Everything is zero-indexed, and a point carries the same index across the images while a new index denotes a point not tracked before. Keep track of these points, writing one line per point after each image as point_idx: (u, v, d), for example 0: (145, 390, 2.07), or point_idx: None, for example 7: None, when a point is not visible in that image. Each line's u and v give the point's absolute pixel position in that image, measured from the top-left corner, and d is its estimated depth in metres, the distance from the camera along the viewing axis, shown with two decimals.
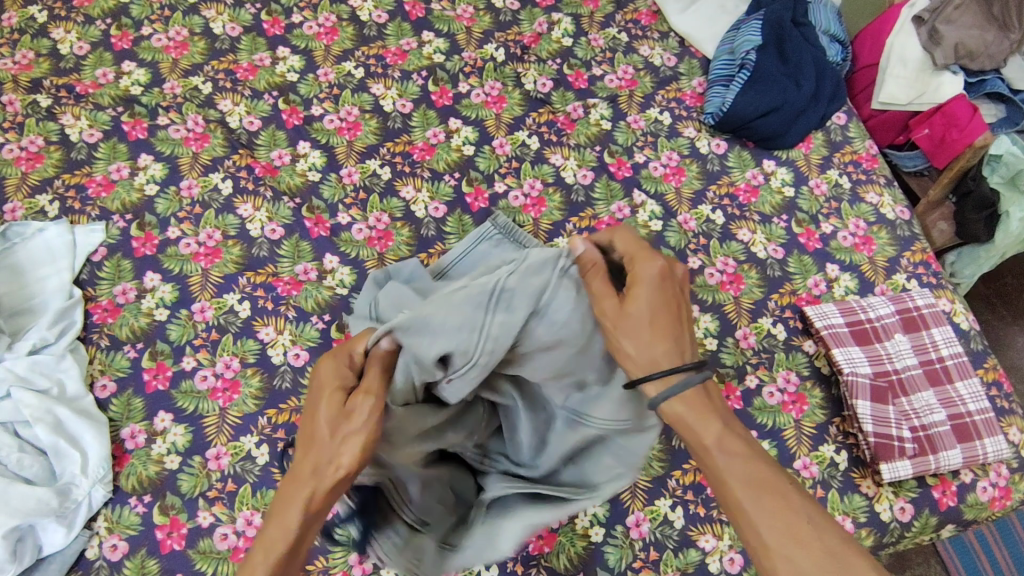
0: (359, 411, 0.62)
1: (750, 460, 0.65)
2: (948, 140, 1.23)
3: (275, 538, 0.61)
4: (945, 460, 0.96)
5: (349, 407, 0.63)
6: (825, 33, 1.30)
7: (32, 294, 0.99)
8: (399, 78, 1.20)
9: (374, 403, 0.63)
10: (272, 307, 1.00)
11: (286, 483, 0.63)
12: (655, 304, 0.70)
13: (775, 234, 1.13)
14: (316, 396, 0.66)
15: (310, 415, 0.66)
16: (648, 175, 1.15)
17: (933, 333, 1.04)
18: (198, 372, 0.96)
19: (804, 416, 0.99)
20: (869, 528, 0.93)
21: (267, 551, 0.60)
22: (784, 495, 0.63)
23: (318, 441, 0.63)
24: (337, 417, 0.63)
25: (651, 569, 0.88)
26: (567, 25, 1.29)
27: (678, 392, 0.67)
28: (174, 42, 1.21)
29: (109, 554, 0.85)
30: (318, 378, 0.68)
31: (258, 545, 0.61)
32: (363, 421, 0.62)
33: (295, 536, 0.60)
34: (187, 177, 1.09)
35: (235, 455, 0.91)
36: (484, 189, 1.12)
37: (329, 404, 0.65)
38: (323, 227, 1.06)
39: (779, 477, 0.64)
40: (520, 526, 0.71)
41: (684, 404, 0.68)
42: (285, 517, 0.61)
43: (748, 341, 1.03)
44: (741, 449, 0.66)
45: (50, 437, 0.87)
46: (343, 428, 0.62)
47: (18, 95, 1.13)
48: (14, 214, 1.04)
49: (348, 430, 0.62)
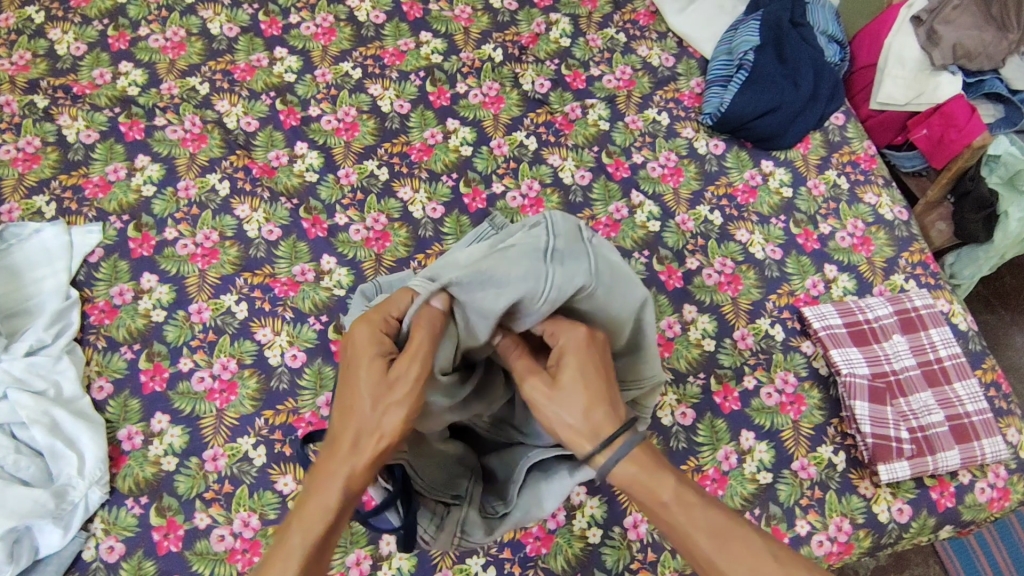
0: (406, 378, 0.58)
1: (709, 506, 0.55)
2: (946, 140, 1.23)
3: (313, 517, 0.54)
4: (943, 461, 0.96)
5: (393, 374, 0.58)
6: (823, 33, 1.30)
7: (29, 295, 0.99)
8: (397, 79, 1.20)
9: (421, 371, 0.59)
10: (270, 309, 1.00)
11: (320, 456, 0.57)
12: (579, 381, 0.58)
13: (773, 235, 1.12)
14: (350, 362, 0.61)
15: (343, 385, 0.60)
16: (646, 176, 1.15)
17: (931, 334, 1.04)
18: (195, 374, 0.95)
19: (802, 417, 0.99)
20: (867, 529, 0.93)
21: (306, 527, 0.53)
22: (751, 548, 0.53)
23: (360, 411, 0.57)
24: (378, 385, 0.58)
25: (649, 570, 0.88)
26: (565, 25, 1.29)
27: (616, 460, 0.56)
28: (171, 42, 1.20)
29: (106, 556, 0.85)
30: (353, 343, 0.62)
31: (293, 519, 0.54)
32: (407, 390, 0.58)
33: (335, 511, 0.54)
34: (184, 177, 1.09)
35: (232, 456, 0.91)
36: (482, 189, 1.12)
37: (368, 369, 0.59)
38: (321, 227, 1.06)
39: (738, 526, 0.54)
40: (561, 489, 0.70)
41: (628, 468, 0.56)
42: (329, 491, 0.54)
43: (746, 342, 1.03)
44: (699, 503, 0.55)
45: (47, 439, 0.87)
46: (388, 395, 0.57)
47: (15, 96, 1.13)
48: (11, 215, 1.04)
49: (390, 398, 0.57)
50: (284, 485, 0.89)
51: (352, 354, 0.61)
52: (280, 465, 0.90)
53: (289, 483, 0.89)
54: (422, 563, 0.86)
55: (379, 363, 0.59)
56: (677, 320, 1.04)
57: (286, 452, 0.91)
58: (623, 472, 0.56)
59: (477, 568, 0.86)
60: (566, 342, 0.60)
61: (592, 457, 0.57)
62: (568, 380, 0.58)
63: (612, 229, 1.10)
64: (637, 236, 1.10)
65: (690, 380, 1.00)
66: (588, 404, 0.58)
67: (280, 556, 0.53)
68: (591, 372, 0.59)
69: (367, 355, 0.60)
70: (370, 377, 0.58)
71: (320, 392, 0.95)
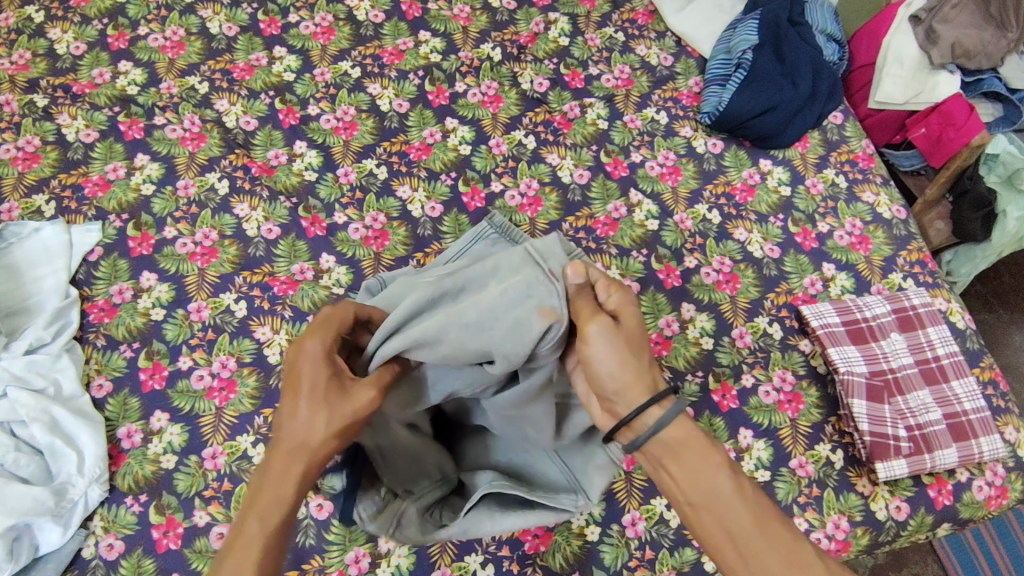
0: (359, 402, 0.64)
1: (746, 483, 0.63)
2: (945, 139, 1.24)
3: (272, 508, 0.61)
4: (940, 460, 0.96)
5: (334, 394, 0.64)
6: (822, 32, 1.30)
7: (29, 294, 0.99)
8: (396, 78, 1.20)
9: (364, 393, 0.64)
10: (269, 307, 1.00)
11: (275, 457, 0.62)
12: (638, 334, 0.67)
13: (771, 233, 1.13)
14: (303, 374, 0.65)
15: (285, 397, 0.65)
16: (644, 174, 1.16)
17: (929, 333, 1.04)
18: (195, 372, 0.96)
19: (800, 415, 0.99)
20: (865, 527, 0.93)
21: (263, 515, 0.60)
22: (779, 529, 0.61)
23: (312, 424, 0.62)
24: (319, 403, 0.63)
25: (646, 567, 0.88)
26: (564, 25, 1.29)
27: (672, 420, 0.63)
28: (170, 42, 1.21)
29: (106, 553, 0.85)
30: (306, 355, 0.65)
31: (252, 509, 0.61)
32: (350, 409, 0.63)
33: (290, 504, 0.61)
34: (183, 176, 1.09)
35: (231, 454, 0.91)
36: (481, 189, 1.12)
37: (317, 381, 0.64)
38: (320, 226, 1.06)
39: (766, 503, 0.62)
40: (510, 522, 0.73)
41: (682, 430, 0.63)
42: (284, 485, 0.61)
43: (744, 340, 1.03)
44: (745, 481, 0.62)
45: (46, 437, 0.88)
46: (335, 409, 0.63)
47: (14, 95, 1.13)
48: (10, 214, 1.04)
49: (332, 415, 0.63)
50: None
51: (296, 373, 0.65)
52: None
53: None
54: (420, 561, 0.86)
55: (325, 380, 0.64)
56: (676, 319, 1.04)
57: None
58: (678, 432, 0.63)
59: (475, 565, 0.86)
60: (622, 299, 0.69)
61: (648, 407, 0.63)
62: (625, 331, 0.66)
63: (611, 228, 1.10)
64: (636, 235, 1.10)
65: (689, 379, 1.00)
66: (645, 360, 0.66)
67: (240, 544, 0.59)
68: (640, 334, 0.67)
69: (311, 377, 0.64)
70: (318, 383, 0.64)
71: None
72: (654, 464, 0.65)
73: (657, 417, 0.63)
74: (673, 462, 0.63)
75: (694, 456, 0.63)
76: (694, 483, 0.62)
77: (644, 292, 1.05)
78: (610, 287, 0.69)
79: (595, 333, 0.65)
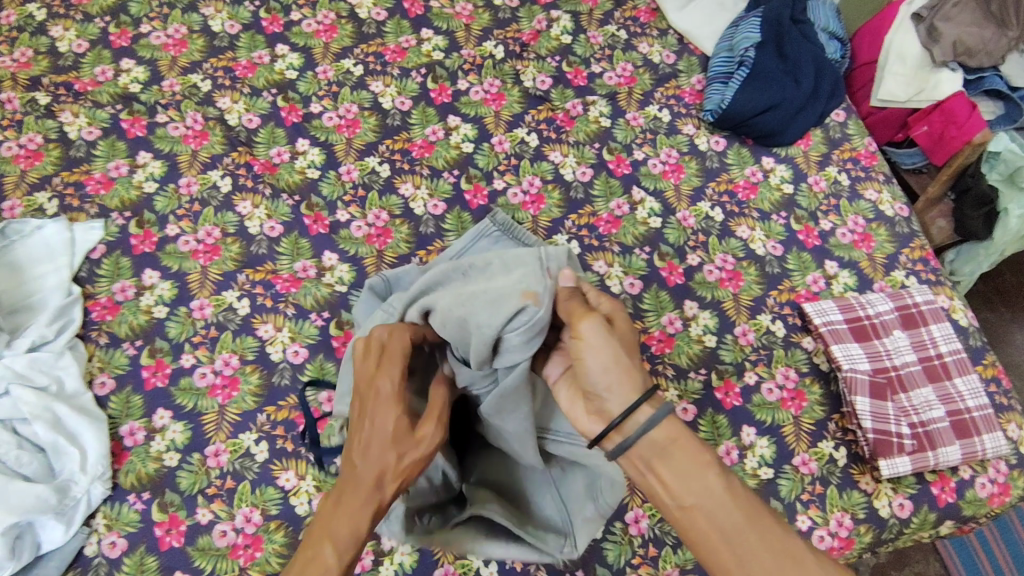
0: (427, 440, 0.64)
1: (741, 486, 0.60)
2: (947, 137, 1.24)
3: (346, 542, 0.60)
4: (943, 457, 0.96)
5: (409, 433, 0.64)
6: (824, 30, 1.30)
7: (31, 292, 0.99)
8: (398, 76, 1.20)
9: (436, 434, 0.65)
10: (271, 304, 1.00)
11: (348, 488, 0.61)
12: (630, 338, 0.68)
13: (774, 231, 1.13)
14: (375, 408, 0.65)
15: (360, 431, 0.64)
16: (647, 172, 1.15)
17: (932, 330, 1.05)
18: (197, 370, 0.96)
19: (803, 412, 0.99)
20: (868, 525, 0.93)
21: (339, 548, 0.59)
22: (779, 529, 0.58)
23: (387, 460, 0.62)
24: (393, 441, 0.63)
25: (649, 566, 0.88)
26: (566, 22, 1.29)
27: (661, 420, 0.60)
28: (172, 39, 1.21)
29: (109, 551, 0.85)
30: (379, 394, 0.65)
31: (325, 539, 0.60)
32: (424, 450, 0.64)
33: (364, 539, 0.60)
34: (185, 174, 1.09)
35: (234, 452, 0.91)
36: (484, 186, 1.12)
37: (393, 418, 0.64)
38: (322, 224, 1.06)
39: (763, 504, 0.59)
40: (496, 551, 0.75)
41: (671, 429, 0.60)
42: (356, 521, 0.60)
43: (747, 338, 1.03)
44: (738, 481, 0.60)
45: (49, 435, 0.87)
46: (410, 447, 0.63)
47: (17, 93, 1.13)
48: (12, 212, 1.04)
49: (407, 456, 0.63)
50: (286, 480, 0.89)
51: (371, 411, 0.65)
52: (282, 461, 0.91)
53: (291, 479, 0.90)
54: (423, 559, 0.86)
55: (402, 418, 0.64)
56: (679, 317, 1.04)
57: (288, 447, 0.91)
58: (666, 431, 0.60)
59: (478, 564, 0.86)
60: (612, 305, 0.72)
61: (638, 405, 0.61)
62: (618, 333, 0.67)
63: (613, 225, 1.10)
64: (638, 233, 1.10)
65: (691, 376, 1.00)
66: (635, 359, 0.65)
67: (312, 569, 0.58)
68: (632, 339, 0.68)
69: (387, 419, 0.64)
70: (394, 420, 0.64)
71: (321, 387, 0.95)
72: (643, 472, 0.61)
73: (649, 415, 0.61)
74: (662, 463, 0.60)
75: (686, 455, 0.60)
76: (688, 484, 0.58)
77: (646, 290, 1.05)
78: (602, 296, 0.73)
79: (580, 323, 0.67)
